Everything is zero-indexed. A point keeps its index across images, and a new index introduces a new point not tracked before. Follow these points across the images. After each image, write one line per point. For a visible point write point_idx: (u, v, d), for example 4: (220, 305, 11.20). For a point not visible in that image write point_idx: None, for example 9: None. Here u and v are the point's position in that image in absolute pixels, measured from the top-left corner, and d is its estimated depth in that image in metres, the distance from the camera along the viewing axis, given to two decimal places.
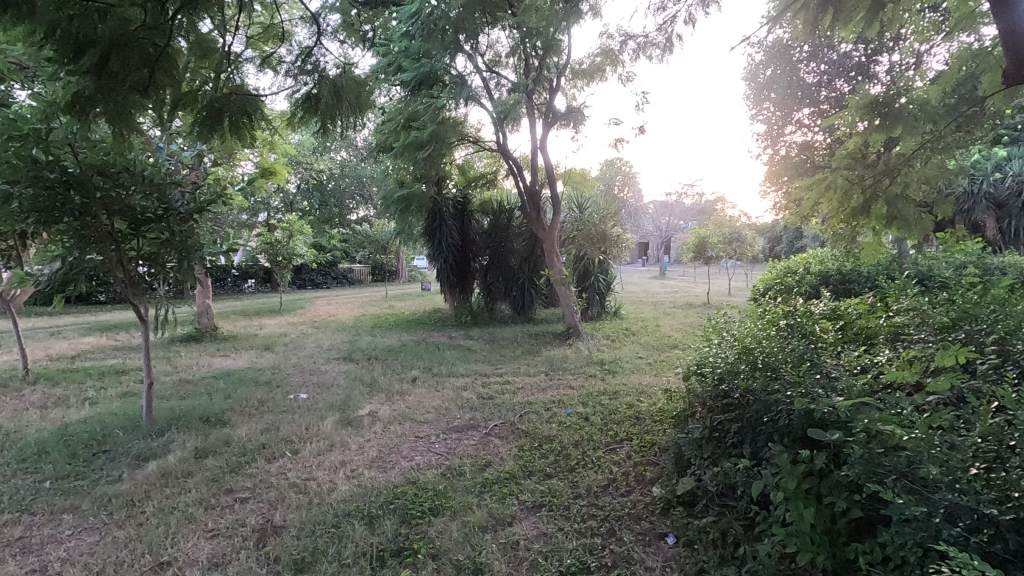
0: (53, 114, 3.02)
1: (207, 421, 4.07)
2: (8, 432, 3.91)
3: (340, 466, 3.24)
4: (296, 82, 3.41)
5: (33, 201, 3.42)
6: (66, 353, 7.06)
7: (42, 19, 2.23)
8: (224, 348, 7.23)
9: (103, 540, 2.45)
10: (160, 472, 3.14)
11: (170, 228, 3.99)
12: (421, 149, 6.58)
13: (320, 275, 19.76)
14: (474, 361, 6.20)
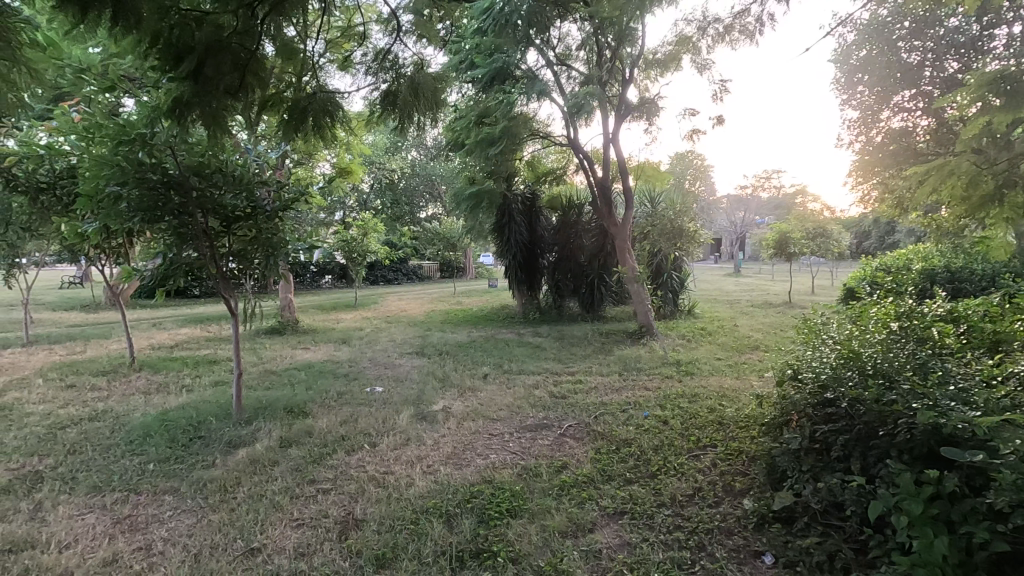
0: (155, 119, 3.21)
1: (290, 411, 4.24)
2: (117, 415, 4.25)
3: (417, 461, 3.26)
4: (376, 80, 3.50)
5: (139, 203, 3.66)
6: (166, 342, 7.63)
7: (147, 29, 2.26)
8: (304, 340, 7.57)
9: (200, 523, 2.58)
10: (250, 459, 3.29)
11: (257, 227, 4.20)
12: (492, 145, 6.64)
13: (391, 272, 20.39)
14: (545, 359, 6.12)
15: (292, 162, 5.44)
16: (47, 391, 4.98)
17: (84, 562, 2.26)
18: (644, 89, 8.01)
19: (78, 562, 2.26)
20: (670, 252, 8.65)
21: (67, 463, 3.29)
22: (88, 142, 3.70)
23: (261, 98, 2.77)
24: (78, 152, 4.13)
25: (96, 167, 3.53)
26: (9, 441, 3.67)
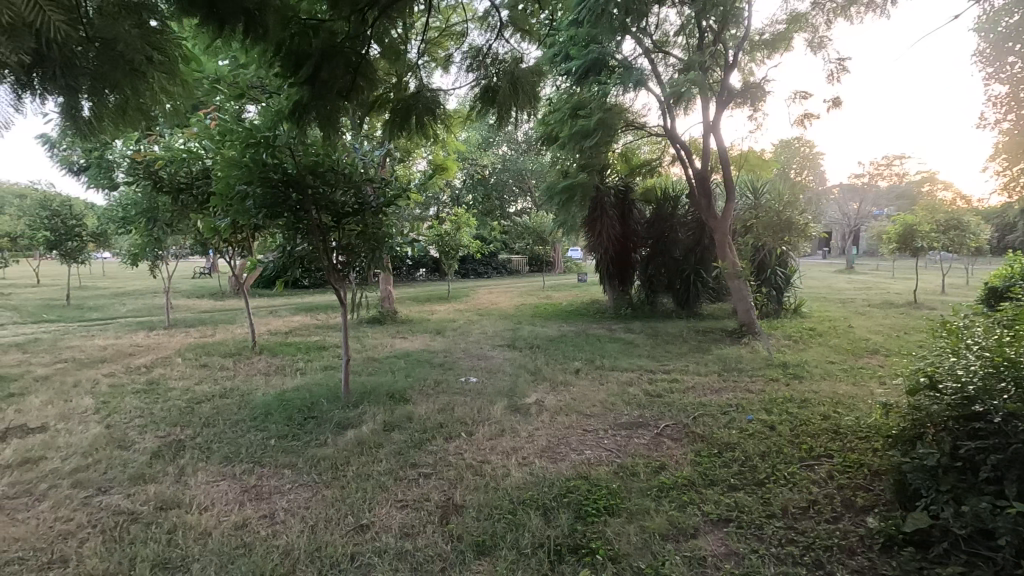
0: (277, 121, 3.48)
1: (392, 397, 4.46)
2: (243, 393, 4.70)
3: (512, 452, 3.30)
4: (473, 78, 3.51)
5: (262, 200, 3.99)
6: (282, 328, 8.33)
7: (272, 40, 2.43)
8: (402, 330, 7.94)
9: (316, 497, 2.78)
10: (357, 441, 3.50)
11: (364, 222, 4.44)
12: (587, 137, 6.58)
13: (482, 265, 20.86)
14: (638, 355, 5.96)
15: (394, 160, 5.68)
16: (186, 369, 5.62)
17: (219, 524, 2.51)
18: (749, 73, 7.52)
19: (215, 523, 2.52)
20: (775, 246, 8.10)
21: (203, 434, 3.68)
22: (221, 145, 4.08)
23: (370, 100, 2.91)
24: (212, 155, 4.57)
25: (227, 167, 3.90)
26: (157, 412, 4.17)
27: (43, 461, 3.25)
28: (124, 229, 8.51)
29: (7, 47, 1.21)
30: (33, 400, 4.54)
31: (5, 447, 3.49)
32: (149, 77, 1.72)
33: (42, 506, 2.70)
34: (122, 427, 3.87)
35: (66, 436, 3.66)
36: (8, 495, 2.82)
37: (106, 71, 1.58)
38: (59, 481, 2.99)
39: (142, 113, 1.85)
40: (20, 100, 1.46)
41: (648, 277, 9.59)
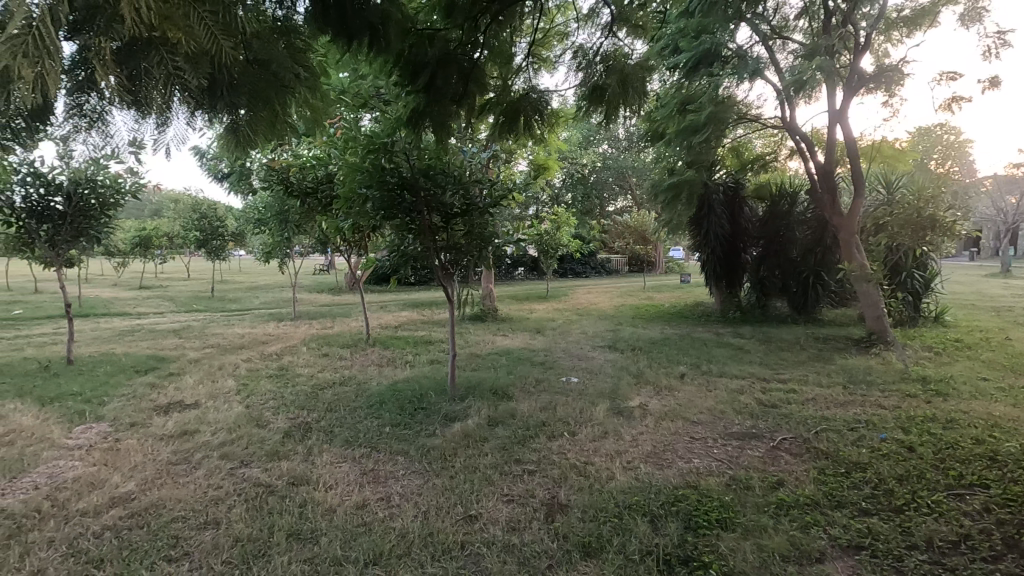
0: (395, 128, 3.69)
1: (495, 393, 4.57)
2: (359, 381, 5.05)
3: (616, 455, 3.25)
4: (578, 77, 3.48)
5: (380, 202, 4.27)
6: (392, 322, 8.84)
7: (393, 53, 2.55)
8: (504, 328, 8.11)
9: (427, 484, 2.93)
10: (464, 433, 3.63)
11: (472, 222, 4.59)
12: (696, 133, 6.31)
13: (580, 265, 20.75)
14: (749, 362, 5.62)
15: (499, 161, 5.81)
16: (311, 358, 6.15)
17: (342, 503, 2.72)
18: (883, 55, 6.80)
19: (339, 501, 2.74)
20: (914, 248, 7.21)
21: (327, 418, 4.01)
22: (345, 153, 4.41)
23: (483, 101, 3.03)
24: (337, 162, 4.95)
25: (350, 173, 4.22)
26: (288, 396, 4.61)
27: (198, 433, 3.72)
28: (259, 229, 9.48)
29: (191, 70, 1.41)
30: (188, 379, 5.20)
31: (169, 419, 4.03)
32: (294, 92, 1.91)
33: (199, 473, 3.09)
34: (259, 407, 4.31)
35: (215, 413, 4.16)
36: (172, 461, 3.26)
37: (261, 88, 1.77)
38: (210, 452, 3.40)
39: (287, 125, 2.05)
40: (194, 119, 1.69)
41: (759, 279, 9.02)
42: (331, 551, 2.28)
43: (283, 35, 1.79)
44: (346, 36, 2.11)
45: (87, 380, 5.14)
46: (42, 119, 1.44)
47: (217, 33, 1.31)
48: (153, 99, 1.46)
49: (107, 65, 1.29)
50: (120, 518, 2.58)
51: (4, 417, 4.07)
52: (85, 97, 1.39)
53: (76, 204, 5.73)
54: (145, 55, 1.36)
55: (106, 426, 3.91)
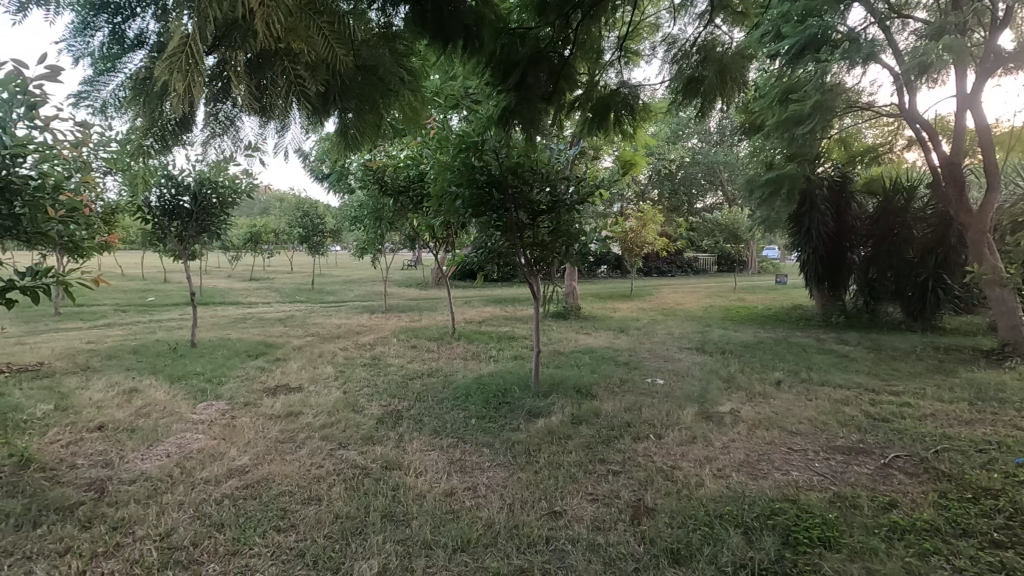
0: (485, 127, 3.76)
1: (579, 391, 4.54)
2: (446, 374, 5.22)
3: (706, 461, 3.13)
4: (671, 69, 3.35)
5: (470, 200, 4.38)
6: (476, 318, 9.04)
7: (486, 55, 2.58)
8: (587, 326, 8.03)
9: (512, 477, 2.97)
10: (548, 430, 3.64)
11: (558, 219, 4.60)
12: (799, 124, 5.90)
13: (666, 264, 20.12)
14: (855, 371, 5.18)
15: (585, 157, 5.74)
16: (401, 349, 6.44)
17: (431, 490, 2.83)
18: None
19: (428, 488, 2.85)
20: None
21: (416, 407, 4.18)
22: (437, 152, 4.56)
23: (573, 97, 3.04)
24: (429, 161, 5.13)
25: (442, 172, 4.35)
26: (381, 384, 4.86)
27: (301, 415, 4.01)
28: (355, 227, 10.05)
29: (310, 77, 1.52)
30: (293, 365, 5.62)
31: (276, 401, 4.39)
32: (399, 95, 2.02)
33: (304, 451, 3.34)
34: (355, 393, 4.58)
35: (316, 397, 4.47)
36: (280, 440, 3.54)
37: (370, 92, 1.88)
38: (313, 432, 3.66)
39: (389, 125, 2.16)
40: (310, 123, 1.83)
41: (868, 282, 8.30)
42: (422, 534, 2.38)
43: (389, 43, 1.88)
44: (443, 40, 2.15)
45: (208, 361, 5.71)
46: (188, 129, 1.62)
47: (334, 44, 1.43)
48: (277, 106, 1.60)
49: (242, 76, 1.43)
50: (236, 488, 2.84)
51: (142, 392, 4.61)
52: (222, 106, 1.55)
53: (200, 203, 6.37)
54: (272, 67, 1.48)
55: (224, 404, 4.32)
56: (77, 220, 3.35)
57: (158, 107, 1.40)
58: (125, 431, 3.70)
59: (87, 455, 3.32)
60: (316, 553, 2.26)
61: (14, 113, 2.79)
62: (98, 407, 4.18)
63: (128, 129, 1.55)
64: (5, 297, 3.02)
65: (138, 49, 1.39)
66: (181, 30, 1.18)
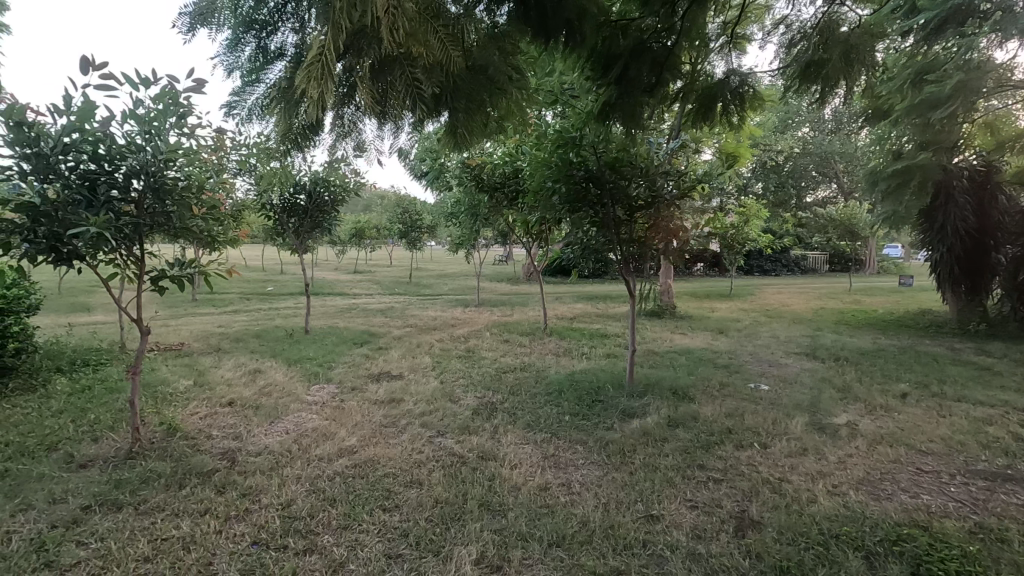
0: (583, 122, 3.71)
1: (676, 393, 4.39)
2: (539, 369, 5.26)
3: (819, 476, 2.90)
4: (785, 54, 3.11)
5: (567, 196, 4.34)
6: (568, 314, 9.02)
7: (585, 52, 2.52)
8: (683, 326, 7.74)
9: (607, 477, 2.94)
10: (643, 431, 3.55)
11: (657, 215, 4.46)
12: (936, 108, 5.25)
13: (770, 263, 18.90)
14: (1000, 387, 4.56)
15: (687, 150, 5.45)
16: (494, 343, 6.57)
17: (526, 483, 2.87)
18: None
19: (524, 481, 2.89)
20: None
21: (510, 401, 4.25)
22: (534, 149, 4.56)
23: (672, 91, 2.90)
24: (526, 158, 5.15)
25: (539, 168, 4.36)
26: (475, 376, 5.00)
27: (402, 402, 4.22)
28: (450, 223, 10.38)
29: (426, 79, 1.59)
30: (394, 354, 5.93)
31: (379, 387, 4.65)
32: (506, 93, 2.05)
33: (405, 437, 3.51)
34: (451, 384, 4.75)
35: (415, 385, 4.68)
36: (383, 424, 3.75)
37: (477, 91, 1.93)
38: (413, 419, 3.83)
39: (493, 123, 2.18)
40: (422, 123, 1.94)
41: (1017, 285, 7.33)
42: (518, 526, 2.42)
43: (495, 44, 1.90)
44: (545, 37, 2.08)
45: (319, 347, 6.17)
46: (317, 133, 1.78)
47: (449, 46, 1.48)
48: (395, 108, 1.69)
49: (366, 81, 1.52)
50: (346, 467, 3.05)
51: (264, 373, 5.08)
52: (347, 110, 1.68)
53: (314, 200, 6.87)
54: (392, 71, 1.57)
55: (333, 387, 4.66)
56: (214, 217, 3.74)
57: (296, 112, 1.55)
58: (251, 407, 4.09)
59: (221, 427, 3.71)
60: (419, 535, 2.37)
61: (168, 123, 3.16)
62: (229, 384, 4.66)
63: (269, 133, 1.73)
64: (159, 285, 3.44)
65: (280, 59, 1.56)
66: (318, 41, 1.29)
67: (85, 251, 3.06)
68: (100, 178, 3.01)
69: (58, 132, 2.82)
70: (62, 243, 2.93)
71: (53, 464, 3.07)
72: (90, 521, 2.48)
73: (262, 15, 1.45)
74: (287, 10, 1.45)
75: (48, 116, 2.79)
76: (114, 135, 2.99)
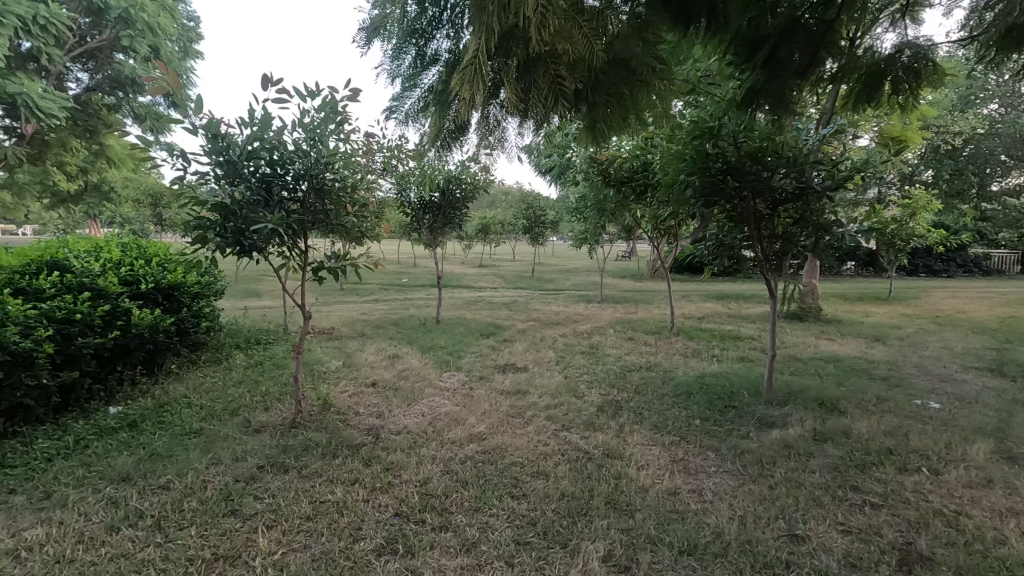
0: (722, 110, 3.47)
1: (823, 404, 4.00)
2: (666, 369, 5.09)
3: (1009, 514, 2.46)
4: (974, 19, 2.64)
5: (703, 189, 4.06)
6: (696, 313, 8.60)
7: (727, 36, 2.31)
8: (830, 331, 7.01)
9: (742, 488, 2.76)
10: (784, 443, 3.29)
11: (805, 208, 4.04)
12: None
13: (940, 262, 16.42)
14: None
15: (842, 136, 4.88)
16: (618, 340, 6.47)
17: (655, 485, 2.79)
18: None
19: (651, 483, 2.81)
20: None
21: (636, 400, 4.16)
22: (667, 141, 4.36)
23: (823, 73, 2.59)
24: (658, 152, 4.96)
25: (672, 161, 4.15)
26: (599, 372, 4.96)
27: (528, 394, 4.32)
28: (574, 218, 10.40)
29: (569, 75, 1.60)
30: (519, 346, 6.09)
31: (506, 378, 4.80)
32: (650, 85, 1.99)
33: (532, 428, 3.59)
34: (575, 379, 4.77)
35: (540, 378, 4.76)
36: (510, 414, 3.87)
37: (616, 84, 1.90)
38: (538, 411, 3.91)
39: (628, 115, 2.09)
40: (562, 117, 1.96)
41: None
42: (646, 528, 2.36)
43: (637, 34, 1.83)
44: (685, 24, 1.87)
45: (451, 337, 6.52)
46: (464, 133, 1.89)
47: (592, 41, 1.46)
48: (537, 107, 1.73)
49: (512, 81, 1.58)
50: (476, 452, 3.19)
51: (402, 358, 5.49)
52: (492, 110, 1.77)
53: (447, 198, 7.26)
54: (537, 71, 1.61)
55: (464, 376, 4.90)
56: (364, 214, 4.10)
57: (448, 112, 1.67)
58: (391, 389, 4.46)
59: (366, 405, 4.08)
60: (546, 525, 2.41)
61: (329, 129, 3.52)
62: (371, 367, 5.12)
63: (423, 133, 1.88)
64: (318, 275, 3.84)
65: (436, 64, 1.70)
66: (471, 45, 1.36)
67: (262, 244, 3.52)
68: (275, 181, 3.44)
69: (244, 141, 3.28)
70: (245, 235, 3.39)
71: (235, 427, 3.59)
72: (264, 480, 2.86)
73: (422, 25, 1.58)
74: (443, 19, 1.56)
75: (237, 127, 3.24)
76: (286, 142, 3.41)
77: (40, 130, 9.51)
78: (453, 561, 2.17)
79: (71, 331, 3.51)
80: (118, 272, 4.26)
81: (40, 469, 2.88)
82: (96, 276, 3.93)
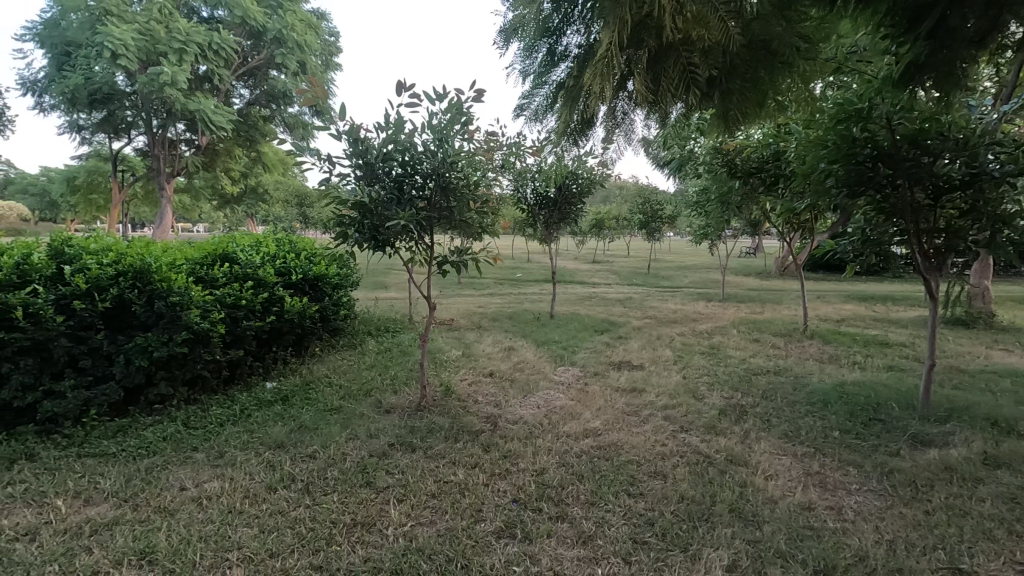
0: (873, 89, 3.11)
1: (996, 424, 3.45)
2: (798, 374, 4.70)
3: None
4: None
5: (847, 179, 3.63)
6: (834, 316, 7.83)
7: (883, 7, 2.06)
8: (1006, 340, 6.03)
9: (891, 511, 2.48)
10: (944, 465, 2.89)
11: (977, 197, 3.50)
12: None
13: None
14: None
15: None
16: (743, 341, 6.09)
17: (786, 497, 2.60)
18: None
19: (781, 495, 2.62)
20: None
21: (763, 405, 3.89)
22: (804, 127, 3.99)
23: (1008, 38, 2.21)
24: (794, 139, 4.57)
25: (810, 148, 3.79)
26: (721, 374, 4.71)
27: (644, 393, 4.22)
28: (695, 212, 9.93)
29: (702, 62, 1.54)
30: (634, 344, 5.97)
31: (621, 375, 4.73)
32: (792, 67, 1.85)
33: (649, 427, 3.51)
34: (695, 380, 4.58)
35: (657, 377, 4.63)
36: (626, 412, 3.81)
37: (753, 68, 1.79)
38: (656, 411, 3.81)
39: (765, 100, 1.95)
40: (692, 106, 1.89)
41: None
42: (775, 542, 2.22)
43: (779, 13, 1.70)
44: None
45: (564, 332, 6.55)
46: (590, 127, 1.90)
47: (729, 25, 1.39)
48: (666, 97, 1.68)
49: (642, 72, 1.55)
50: (591, 448, 3.19)
51: (517, 350, 5.63)
52: (620, 102, 1.76)
53: (563, 193, 7.30)
54: (668, 60, 1.57)
55: (578, 371, 4.91)
56: (485, 210, 4.25)
57: (576, 107, 1.69)
58: (507, 380, 4.60)
59: (484, 394, 4.25)
60: (665, 526, 2.35)
61: (455, 129, 3.69)
62: (489, 358, 5.31)
63: (551, 129, 1.92)
64: (442, 268, 4.05)
65: (566, 60, 1.72)
66: (603, 39, 1.37)
67: (394, 239, 3.79)
68: (406, 180, 3.69)
69: (380, 145, 3.55)
70: (380, 231, 3.68)
71: (369, 407, 3.92)
72: (393, 457, 3.09)
73: (554, 23, 1.62)
74: (574, 15, 1.58)
75: (374, 131, 3.51)
76: (416, 143, 3.63)
77: (212, 142, 11.05)
78: (570, 552, 2.20)
79: (238, 314, 4.05)
80: (275, 264, 4.84)
81: (215, 431, 3.37)
82: (256, 267, 4.49)
